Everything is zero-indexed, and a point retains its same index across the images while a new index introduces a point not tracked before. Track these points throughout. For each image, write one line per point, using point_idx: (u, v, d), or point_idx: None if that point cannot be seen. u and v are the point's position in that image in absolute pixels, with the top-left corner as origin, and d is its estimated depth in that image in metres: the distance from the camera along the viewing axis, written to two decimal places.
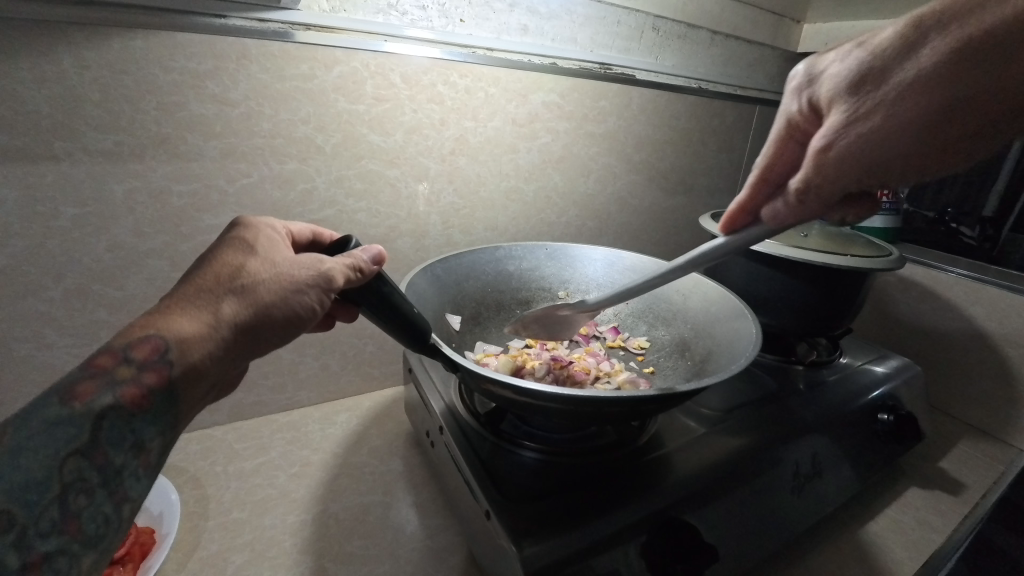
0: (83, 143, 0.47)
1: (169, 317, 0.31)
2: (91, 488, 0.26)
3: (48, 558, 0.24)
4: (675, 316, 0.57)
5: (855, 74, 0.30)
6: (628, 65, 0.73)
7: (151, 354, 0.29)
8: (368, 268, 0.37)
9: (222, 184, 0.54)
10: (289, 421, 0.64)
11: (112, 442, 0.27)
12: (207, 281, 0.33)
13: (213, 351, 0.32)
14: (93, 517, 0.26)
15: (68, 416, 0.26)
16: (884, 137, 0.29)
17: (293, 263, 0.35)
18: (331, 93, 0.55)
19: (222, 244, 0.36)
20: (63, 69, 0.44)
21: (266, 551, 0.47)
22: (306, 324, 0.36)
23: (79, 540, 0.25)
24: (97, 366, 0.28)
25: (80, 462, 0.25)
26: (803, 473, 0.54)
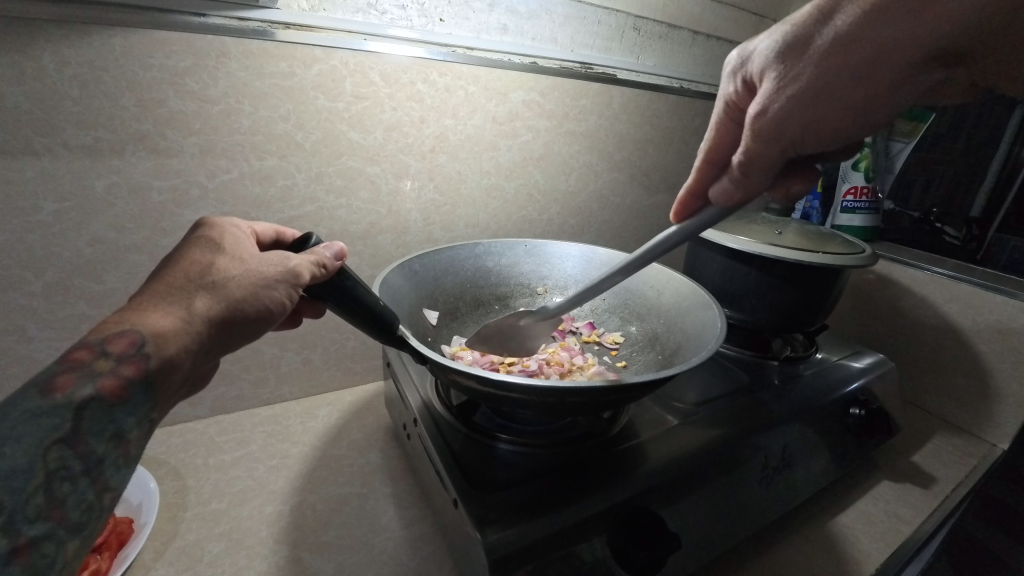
0: (63, 139, 0.48)
1: (143, 312, 0.31)
2: (75, 476, 0.25)
3: (35, 543, 0.23)
4: (648, 312, 0.58)
5: (781, 47, 0.33)
6: (609, 65, 0.74)
7: (128, 347, 0.29)
8: (332, 264, 0.39)
9: (202, 179, 0.54)
10: (270, 415, 0.65)
11: (94, 431, 0.26)
12: (176, 279, 0.33)
13: (189, 345, 0.32)
14: (77, 505, 0.25)
15: (50, 405, 0.25)
16: (808, 101, 0.32)
17: (261, 260, 0.36)
18: (311, 91, 0.56)
19: (187, 244, 0.36)
20: (43, 66, 0.45)
21: (243, 540, 0.48)
22: (275, 319, 0.37)
23: (65, 526, 0.25)
24: (73, 360, 0.28)
25: (62, 451, 0.25)
26: (773, 467, 0.54)
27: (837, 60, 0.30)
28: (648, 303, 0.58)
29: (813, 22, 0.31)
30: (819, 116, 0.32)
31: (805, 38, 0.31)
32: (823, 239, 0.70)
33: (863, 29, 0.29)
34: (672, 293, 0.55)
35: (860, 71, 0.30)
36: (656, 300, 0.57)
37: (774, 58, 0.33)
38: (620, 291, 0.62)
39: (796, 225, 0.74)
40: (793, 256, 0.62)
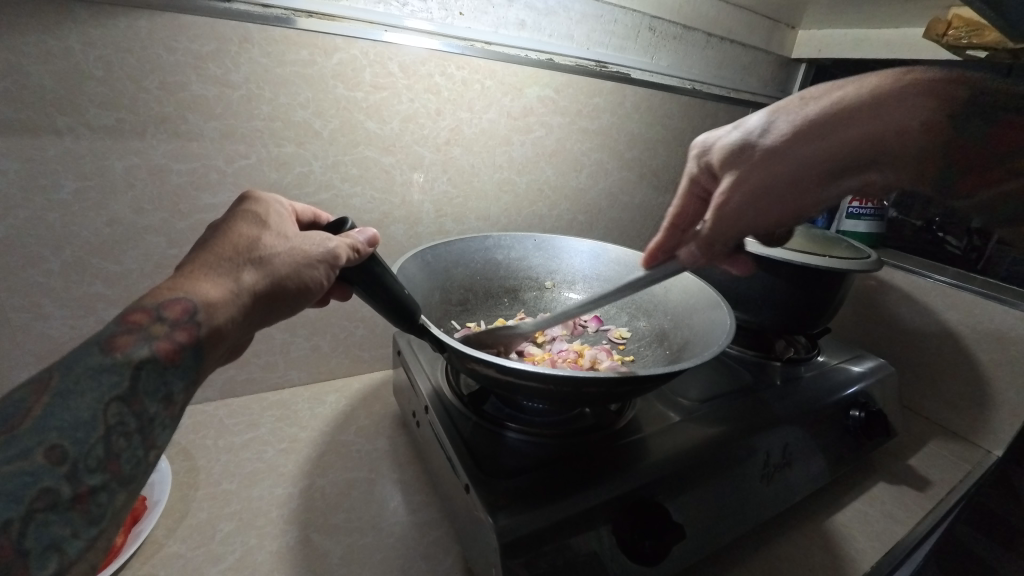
0: (85, 119, 0.48)
1: (193, 281, 0.33)
2: (129, 432, 0.27)
3: (93, 492, 0.25)
4: (656, 307, 0.59)
5: (732, 150, 0.41)
6: (623, 64, 0.75)
7: (182, 314, 0.31)
8: (367, 248, 0.39)
9: (220, 163, 0.55)
10: (279, 399, 0.65)
11: (149, 391, 0.28)
12: (226, 250, 0.35)
13: (236, 316, 0.33)
14: (130, 459, 0.27)
15: (110, 364, 0.27)
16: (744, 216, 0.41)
17: (304, 238, 0.37)
18: (331, 79, 0.56)
19: (234, 216, 0.37)
20: (69, 45, 0.46)
21: (253, 520, 0.49)
22: (313, 297, 0.37)
23: (118, 478, 0.26)
24: (132, 321, 0.29)
25: (121, 408, 0.27)
26: (774, 466, 0.56)
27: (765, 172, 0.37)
28: (656, 299, 0.59)
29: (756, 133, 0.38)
30: (765, 208, 0.38)
31: (740, 148, 0.40)
32: (828, 244, 0.72)
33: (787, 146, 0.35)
34: (680, 291, 0.57)
35: (793, 178, 0.34)
36: (665, 297, 0.58)
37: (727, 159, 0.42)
38: (628, 288, 0.63)
39: (802, 230, 0.76)
40: (792, 258, 0.63)
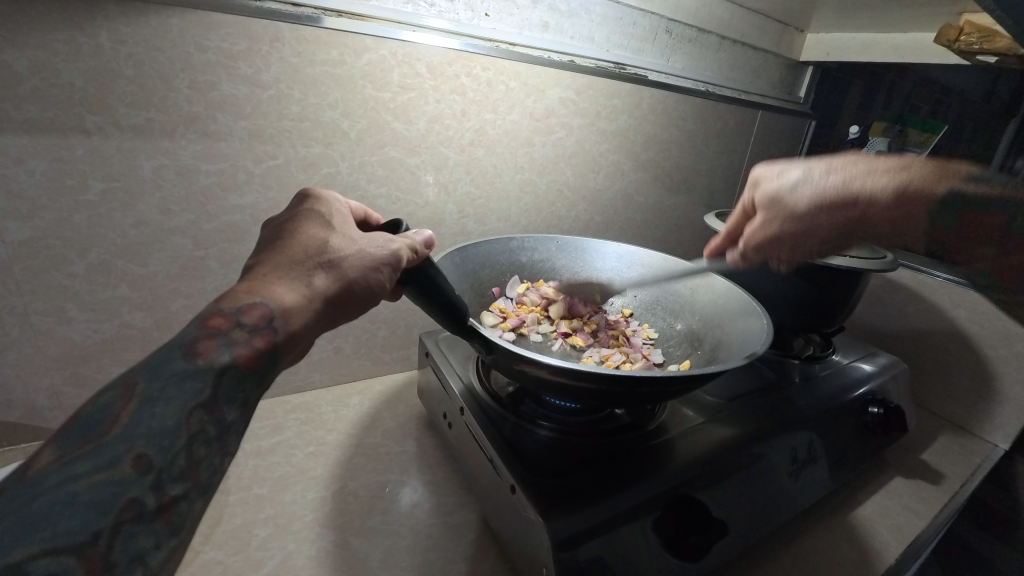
0: (115, 118, 0.47)
1: (269, 285, 0.33)
2: (209, 440, 0.26)
3: (176, 501, 0.24)
4: (682, 307, 0.60)
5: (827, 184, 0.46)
6: (640, 66, 0.75)
7: (260, 320, 0.31)
8: (424, 250, 0.39)
9: (248, 164, 0.54)
10: (302, 403, 0.64)
11: (228, 397, 0.28)
12: (297, 253, 0.35)
13: (309, 321, 0.33)
14: (209, 466, 0.26)
15: (193, 369, 0.27)
16: (804, 227, 0.49)
17: (368, 241, 0.37)
18: (359, 79, 0.56)
19: (298, 217, 0.37)
20: (100, 44, 0.45)
21: (288, 524, 0.48)
22: (376, 301, 0.38)
23: (197, 486, 0.25)
24: (213, 326, 0.29)
25: (201, 416, 0.26)
26: (802, 462, 0.57)
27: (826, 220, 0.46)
28: (683, 300, 0.61)
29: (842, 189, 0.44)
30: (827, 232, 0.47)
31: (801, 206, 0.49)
32: None
33: (807, 207, 0.47)
34: (708, 292, 0.58)
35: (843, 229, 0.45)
36: (691, 297, 0.60)
37: (767, 198, 0.52)
38: (654, 289, 0.64)
39: None
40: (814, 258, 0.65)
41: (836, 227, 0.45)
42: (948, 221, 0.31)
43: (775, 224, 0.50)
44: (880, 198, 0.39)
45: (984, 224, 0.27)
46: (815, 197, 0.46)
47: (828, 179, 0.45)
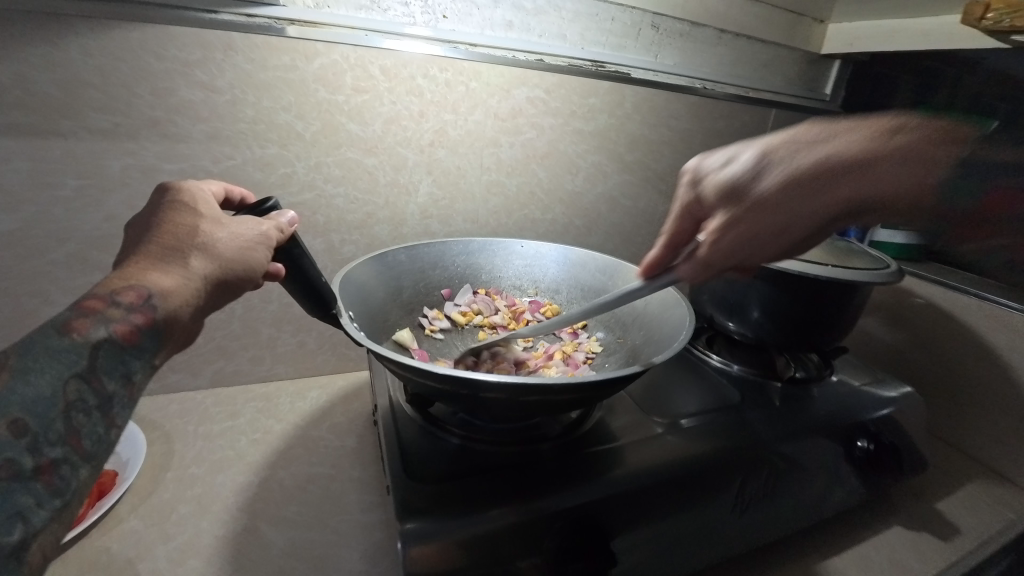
0: (86, 124, 0.52)
1: (144, 271, 0.33)
2: (89, 409, 0.28)
3: (54, 464, 0.26)
4: (634, 322, 0.55)
5: (735, 185, 0.43)
6: (622, 63, 0.72)
7: (138, 299, 0.31)
8: (290, 229, 0.39)
9: (206, 164, 0.57)
10: (263, 391, 0.68)
11: (106, 371, 0.29)
12: (169, 239, 0.34)
13: (192, 302, 0.34)
14: (90, 433, 0.28)
15: (67, 346, 0.28)
16: (735, 247, 0.43)
17: (238, 223, 0.37)
18: (312, 83, 0.58)
19: (161, 208, 0.36)
20: (69, 56, 0.49)
21: (209, 505, 0.50)
22: (256, 281, 0.38)
23: (79, 452, 0.28)
24: (87, 307, 0.30)
25: (80, 385, 0.28)
26: (751, 493, 0.51)
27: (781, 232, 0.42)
28: (636, 313, 0.56)
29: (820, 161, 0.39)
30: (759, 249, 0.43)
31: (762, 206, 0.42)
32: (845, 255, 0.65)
33: (782, 197, 0.40)
34: (659, 304, 0.53)
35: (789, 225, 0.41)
36: (644, 310, 0.55)
37: (721, 195, 0.44)
38: (612, 301, 0.59)
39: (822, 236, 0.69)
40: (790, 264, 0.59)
41: (824, 215, 0.40)
42: (960, 199, 0.31)
43: (735, 230, 0.42)
44: (890, 175, 0.36)
45: (1002, 202, 0.29)
46: (786, 182, 0.40)
47: (796, 161, 0.40)
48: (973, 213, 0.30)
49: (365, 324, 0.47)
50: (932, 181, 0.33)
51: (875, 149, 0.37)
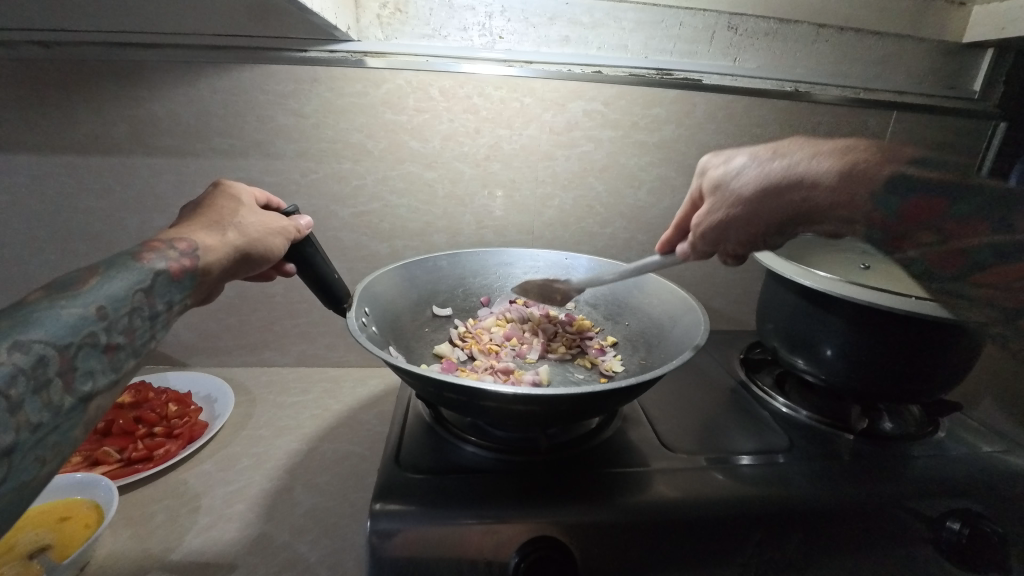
0: (212, 145, 0.66)
1: (192, 232, 0.40)
2: (143, 315, 0.33)
3: (118, 347, 0.31)
4: (659, 341, 0.55)
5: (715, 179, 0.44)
6: (692, 70, 0.68)
7: (188, 248, 0.38)
8: (306, 230, 0.49)
9: (296, 177, 0.68)
10: (334, 375, 0.78)
11: (160, 293, 0.35)
12: (211, 218, 0.43)
13: (225, 261, 0.41)
14: (142, 334, 0.33)
15: (138, 267, 0.34)
16: (724, 226, 0.43)
17: (269, 215, 0.46)
18: (380, 107, 0.65)
19: (211, 199, 0.46)
20: (201, 93, 0.63)
21: (265, 462, 0.60)
22: (272, 262, 0.46)
23: (133, 344, 0.32)
24: (151, 245, 0.36)
25: (141, 296, 0.34)
26: (767, 559, 0.45)
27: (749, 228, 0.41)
28: (663, 332, 0.55)
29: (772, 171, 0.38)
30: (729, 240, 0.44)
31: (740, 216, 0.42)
32: None
33: (750, 197, 0.40)
34: (682, 327, 0.52)
35: (749, 221, 0.41)
36: (669, 330, 0.54)
37: (711, 189, 0.44)
38: (644, 319, 0.59)
39: None
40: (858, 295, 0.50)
41: (775, 217, 0.39)
42: (886, 210, 0.30)
43: (722, 213, 0.42)
44: (828, 185, 0.34)
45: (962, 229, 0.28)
46: (757, 184, 0.39)
47: (774, 164, 0.39)
48: (899, 225, 0.30)
49: (383, 323, 0.53)
50: (868, 192, 0.31)
51: (817, 163, 0.35)
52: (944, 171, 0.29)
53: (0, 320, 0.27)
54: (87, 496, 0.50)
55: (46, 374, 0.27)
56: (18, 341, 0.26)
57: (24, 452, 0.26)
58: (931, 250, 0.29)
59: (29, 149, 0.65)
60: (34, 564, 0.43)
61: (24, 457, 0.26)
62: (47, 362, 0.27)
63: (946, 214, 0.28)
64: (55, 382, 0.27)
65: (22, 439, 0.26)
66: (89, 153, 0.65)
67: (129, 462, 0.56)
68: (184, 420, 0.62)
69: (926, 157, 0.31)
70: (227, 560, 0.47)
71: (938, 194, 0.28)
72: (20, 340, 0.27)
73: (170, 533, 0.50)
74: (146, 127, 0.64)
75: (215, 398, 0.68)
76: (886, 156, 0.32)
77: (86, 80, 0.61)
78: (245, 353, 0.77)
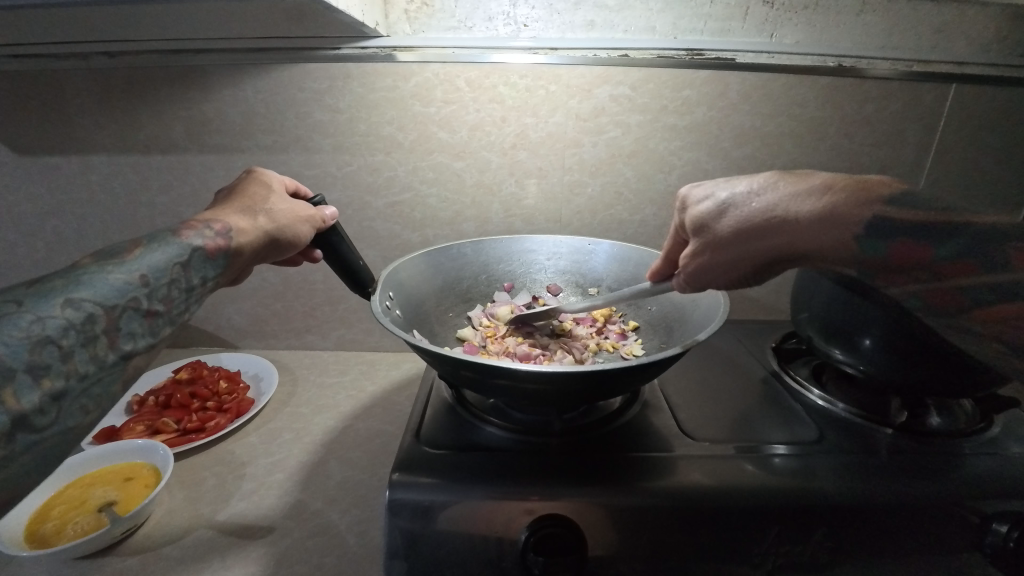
0: (256, 141, 0.71)
1: (227, 214, 0.44)
2: (180, 287, 0.38)
3: (156, 313, 0.36)
4: (679, 325, 0.55)
5: (698, 220, 0.44)
6: (725, 48, 0.65)
7: (221, 229, 0.42)
8: (333, 219, 0.52)
9: (333, 170, 0.72)
10: (371, 358, 0.82)
11: (195, 269, 0.40)
12: (246, 202, 0.47)
13: (256, 244, 0.45)
14: (178, 304, 0.38)
15: (177, 242, 0.39)
16: (706, 269, 0.44)
17: (298, 203, 0.50)
18: (409, 99, 0.67)
19: (247, 185, 0.50)
20: (246, 93, 0.68)
21: (304, 436, 0.64)
22: (300, 247, 0.49)
23: (169, 312, 0.37)
24: (189, 225, 0.41)
25: (180, 269, 0.38)
26: (791, 553, 0.43)
27: (740, 265, 0.42)
28: (685, 316, 0.55)
29: (763, 212, 0.39)
30: (717, 278, 0.44)
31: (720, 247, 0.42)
32: None
33: (733, 236, 0.41)
34: (703, 311, 0.51)
35: (741, 263, 0.42)
36: (691, 314, 0.54)
37: (694, 227, 0.44)
38: (666, 304, 0.59)
39: None
40: None
41: (763, 257, 0.41)
42: (874, 252, 0.34)
43: (708, 255, 0.43)
44: (817, 228, 0.37)
45: (954, 270, 0.32)
46: (740, 225, 0.41)
47: (755, 204, 0.40)
48: (890, 266, 0.34)
49: (406, 307, 0.56)
50: (850, 233, 0.35)
51: (811, 208, 0.37)
52: (916, 213, 0.33)
53: (59, 280, 0.32)
54: (147, 459, 0.56)
55: (94, 329, 0.32)
56: (72, 299, 0.32)
57: (72, 397, 0.31)
58: (926, 287, 0.33)
59: (102, 151, 0.72)
60: (102, 517, 0.49)
61: (72, 402, 0.31)
62: (95, 319, 0.32)
63: (933, 257, 0.32)
64: (100, 338, 0.32)
65: (70, 385, 0.31)
66: (152, 153, 0.72)
67: (184, 431, 0.63)
68: (233, 396, 0.68)
69: (902, 198, 0.34)
70: (266, 522, 0.51)
71: (920, 242, 0.33)
72: (73, 298, 0.32)
73: (217, 497, 0.55)
74: (200, 127, 0.70)
75: (261, 377, 0.73)
76: (865, 196, 0.35)
77: (148, 86, 0.67)
78: (290, 337, 0.82)
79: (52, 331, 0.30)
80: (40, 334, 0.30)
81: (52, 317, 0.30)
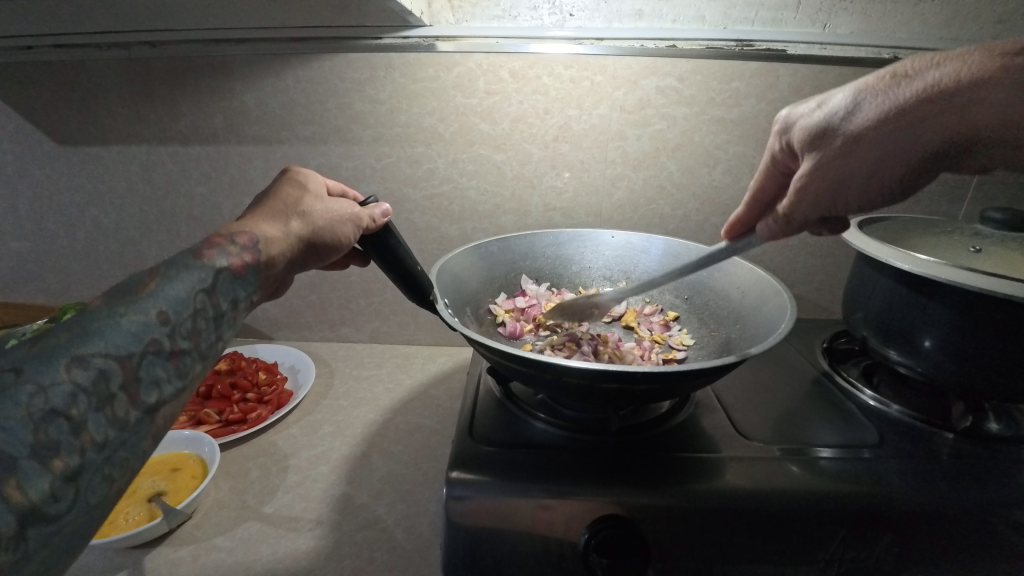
0: (296, 132, 0.70)
1: (257, 223, 0.42)
2: (208, 317, 0.33)
3: (183, 352, 0.31)
4: (728, 314, 0.56)
5: (813, 132, 0.38)
6: (776, 39, 0.63)
7: (248, 241, 0.38)
8: (379, 219, 0.50)
9: (372, 161, 0.72)
10: (405, 351, 0.81)
11: (223, 292, 0.35)
12: (277, 207, 0.45)
13: (285, 254, 0.42)
14: (208, 336, 0.33)
15: (200, 266, 0.34)
16: (841, 172, 0.36)
17: (334, 203, 0.47)
18: (452, 90, 0.66)
19: (282, 185, 0.48)
20: (287, 84, 0.67)
21: (345, 428, 0.64)
22: (339, 250, 0.47)
23: (198, 347, 0.32)
24: (213, 240, 0.36)
25: (204, 298, 0.33)
26: (849, 557, 0.42)
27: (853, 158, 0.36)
28: (732, 305, 0.56)
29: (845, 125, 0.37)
30: (857, 177, 0.36)
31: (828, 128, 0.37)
32: None
33: (827, 158, 0.37)
34: (757, 297, 0.53)
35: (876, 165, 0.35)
36: (740, 303, 0.55)
37: (809, 137, 0.38)
38: (708, 293, 0.60)
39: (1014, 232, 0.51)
40: (967, 282, 0.45)
41: (905, 160, 0.35)
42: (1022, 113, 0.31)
43: (832, 165, 0.37)
44: (996, 99, 0.31)
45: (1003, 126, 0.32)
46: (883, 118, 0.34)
47: (903, 89, 0.34)
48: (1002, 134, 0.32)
49: (454, 305, 0.55)
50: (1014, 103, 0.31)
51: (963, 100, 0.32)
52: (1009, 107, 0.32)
53: (63, 332, 0.27)
54: (193, 450, 0.56)
55: (109, 389, 0.27)
56: (78, 355, 0.26)
57: (91, 471, 0.26)
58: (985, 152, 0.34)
59: (142, 140, 0.72)
60: (154, 507, 0.49)
61: (92, 475, 0.26)
62: (109, 376, 0.27)
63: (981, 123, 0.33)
64: (118, 397, 0.27)
65: (87, 459, 0.26)
66: (191, 143, 0.71)
67: (227, 422, 0.63)
68: (273, 387, 0.68)
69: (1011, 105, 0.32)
70: (313, 516, 0.51)
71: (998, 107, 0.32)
72: (81, 354, 0.26)
73: (263, 489, 0.55)
74: (239, 117, 0.69)
75: (298, 368, 0.74)
76: (986, 77, 0.31)
77: (188, 75, 0.67)
78: (325, 329, 0.82)
79: (57, 401, 0.25)
80: (42, 408, 0.24)
81: (57, 383, 0.25)
